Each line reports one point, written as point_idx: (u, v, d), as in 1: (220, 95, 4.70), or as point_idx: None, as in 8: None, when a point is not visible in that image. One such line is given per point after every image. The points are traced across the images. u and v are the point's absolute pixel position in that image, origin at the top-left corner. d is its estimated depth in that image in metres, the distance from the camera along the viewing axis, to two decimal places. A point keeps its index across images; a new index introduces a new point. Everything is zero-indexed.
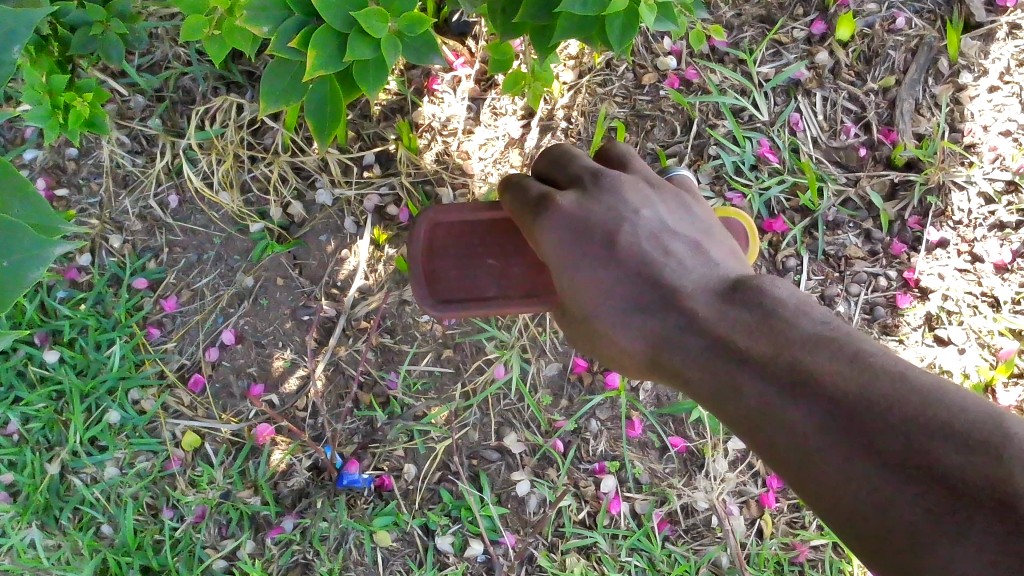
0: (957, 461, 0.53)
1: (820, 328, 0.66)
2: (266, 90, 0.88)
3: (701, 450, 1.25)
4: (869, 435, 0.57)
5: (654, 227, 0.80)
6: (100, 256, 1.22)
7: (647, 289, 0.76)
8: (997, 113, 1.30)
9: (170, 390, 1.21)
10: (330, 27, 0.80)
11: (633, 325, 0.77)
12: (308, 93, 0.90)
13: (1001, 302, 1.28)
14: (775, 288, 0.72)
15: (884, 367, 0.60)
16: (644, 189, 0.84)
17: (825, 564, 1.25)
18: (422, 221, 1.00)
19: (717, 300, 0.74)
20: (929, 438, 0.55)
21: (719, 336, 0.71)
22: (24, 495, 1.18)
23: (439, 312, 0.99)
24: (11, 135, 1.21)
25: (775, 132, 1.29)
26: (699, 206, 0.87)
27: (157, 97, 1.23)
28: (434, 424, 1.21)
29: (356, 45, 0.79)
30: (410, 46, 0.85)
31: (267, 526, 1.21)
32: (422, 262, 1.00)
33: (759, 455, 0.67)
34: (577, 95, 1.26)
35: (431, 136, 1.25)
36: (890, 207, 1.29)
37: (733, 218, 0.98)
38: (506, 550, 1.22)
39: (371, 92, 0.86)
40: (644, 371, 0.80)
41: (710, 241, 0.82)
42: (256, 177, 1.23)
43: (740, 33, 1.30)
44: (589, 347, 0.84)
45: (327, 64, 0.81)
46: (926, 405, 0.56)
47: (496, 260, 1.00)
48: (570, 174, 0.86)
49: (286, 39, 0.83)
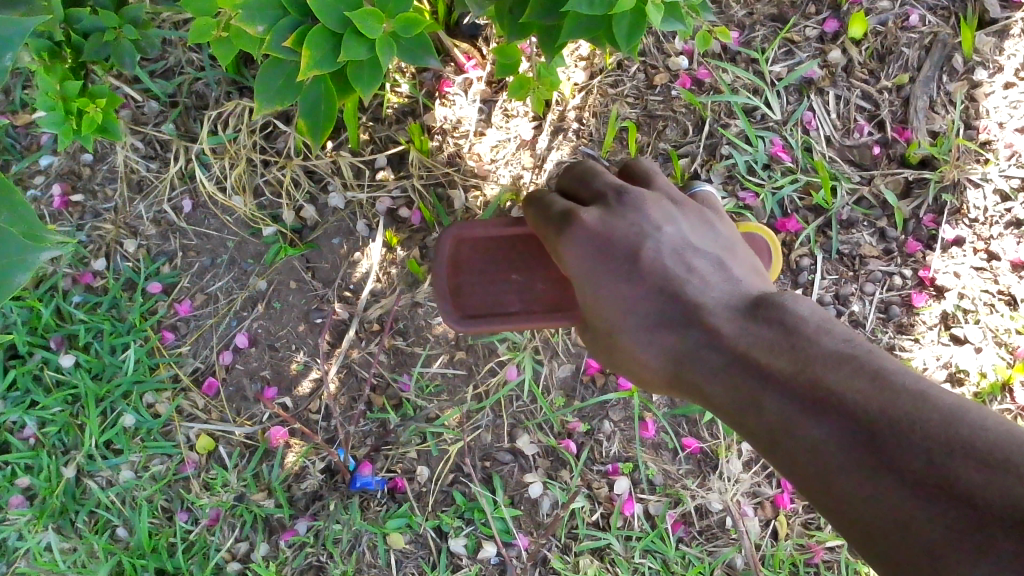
0: (978, 479, 0.52)
1: (842, 345, 0.66)
2: (260, 90, 0.87)
3: (715, 451, 1.24)
4: (891, 452, 0.57)
5: (675, 243, 0.80)
6: (115, 261, 1.23)
7: (667, 304, 0.76)
8: (1013, 110, 1.29)
9: (184, 394, 1.22)
10: (323, 28, 0.79)
11: (652, 341, 0.77)
12: (302, 94, 0.89)
13: (1017, 300, 1.26)
14: (797, 304, 0.72)
15: (906, 384, 0.60)
16: (666, 205, 0.84)
17: (841, 566, 1.24)
18: (447, 238, 1.01)
19: (738, 316, 0.73)
20: (950, 455, 0.54)
21: (740, 352, 0.71)
22: (40, 498, 1.19)
23: (466, 328, 0.98)
24: (27, 142, 1.23)
25: (787, 131, 1.29)
26: (722, 223, 0.87)
27: (171, 102, 1.25)
28: (447, 426, 1.22)
29: (351, 44, 0.79)
30: (406, 48, 0.84)
31: (281, 528, 1.21)
32: (447, 278, 1.01)
33: (781, 471, 0.66)
34: (588, 96, 1.26)
35: (442, 139, 1.25)
36: (905, 206, 1.28)
37: (756, 233, 0.98)
38: (519, 552, 1.21)
39: (366, 94, 0.85)
40: (665, 386, 0.80)
41: (731, 258, 0.82)
42: (268, 181, 1.24)
43: (751, 32, 1.30)
44: (609, 361, 0.84)
45: (321, 66, 0.80)
46: (947, 422, 0.56)
47: (520, 275, 1.00)
48: (593, 190, 0.86)
49: (281, 38, 0.82)
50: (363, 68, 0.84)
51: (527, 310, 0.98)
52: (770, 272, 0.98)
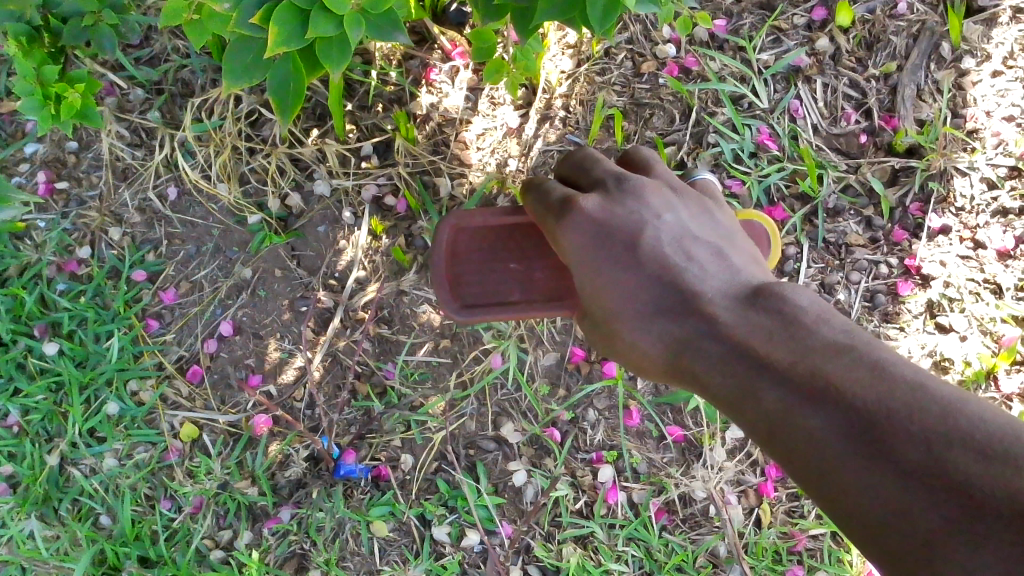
0: (976, 471, 0.53)
1: (840, 336, 0.67)
2: (227, 67, 0.86)
3: (698, 440, 1.24)
4: (888, 444, 0.57)
5: (676, 231, 0.80)
6: (99, 248, 1.22)
7: (666, 292, 0.76)
8: (1001, 98, 1.28)
9: (168, 381, 1.21)
10: (290, 4, 0.78)
11: (650, 329, 0.77)
12: (270, 70, 0.88)
13: (1003, 289, 1.26)
14: (797, 295, 0.72)
15: (904, 375, 0.60)
16: (666, 193, 0.84)
17: (824, 554, 1.23)
18: (445, 227, 1.01)
19: (739, 305, 0.73)
20: (949, 447, 0.55)
21: (738, 342, 0.70)
22: (24, 486, 1.19)
23: (463, 318, 0.98)
24: (11, 129, 1.22)
25: (774, 119, 1.28)
26: (721, 212, 0.87)
27: (157, 89, 1.24)
28: (431, 414, 1.21)
29: (319, 21, 0.78)
30: (376, 25, 0.83)
31: (264, 516, 1.21)
32: (445, 267, 1.01)
33: (777, 459, 0.67)
34: (575, 83, 1.26)
35: (428, 126, 1.25)
36: (892, 194, 1.27)
37: (755, 220, 0.97)
38: (502, 541, 1.21)
39: (335, 72, 0.84)
40: (662, 375, 0.79)
41: (731, 247, 0.82)
42: (254, 169, 1.23)
43: (740, 20, 1.29)
44: (606, 350, 0.84)
45: (290, 44, 0.79)
46: (946, 414, 0.56)
47: (518, 264, 1.00)
48: (593, 177, 0.86)
49: (248, 15, 0.80)
50: (333, 44, 0.83)
51: (525, 299, 0.98)
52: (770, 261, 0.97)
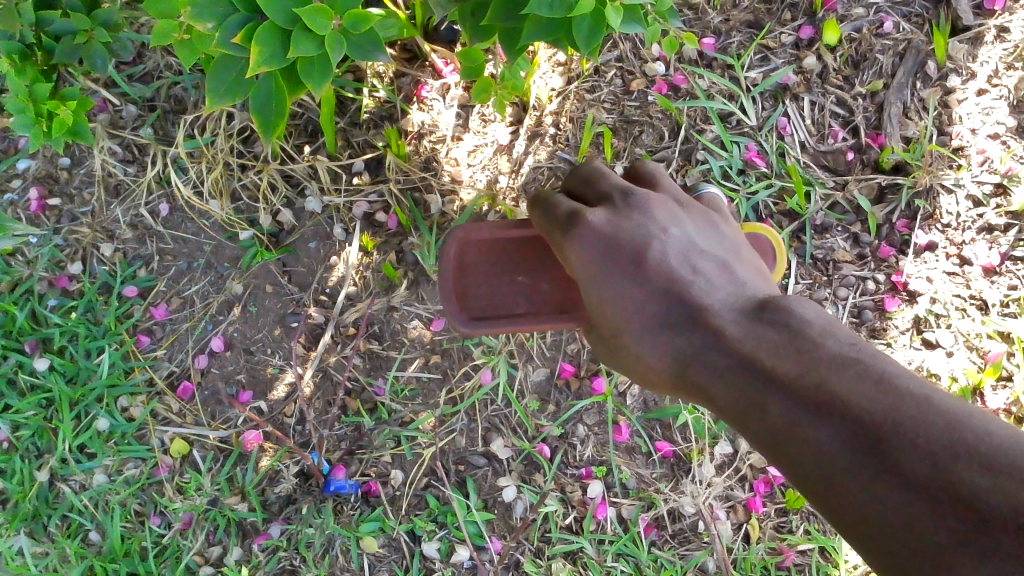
0: (983, 483, 0.53)
1: (847, 349, 0.67)
2: (210, 86, 0.87)
3: (688, 455, 1.24)
4: (895, 457, 0.58)
5: (682, 245, 0.81)
6: (91, 264, 1.23)
7: (672, 305, 0.77)
8: (986, 116, 1.30)
9: (159, 397, 1.22)
10: (272, 24, 0.79)
11: (657, 342, 0.77)
12: (253, 89, 0.89)
13: (989, 305, 1.27)
14: (803, 308, 0.73)
15: (910, 388, 0.61)
16: (672, 207, 0.85)
17: (812, 569, 1.24)
18: (453, 239, 1.01)
19: (745, 319, 0.74)
20: (954, 460, 0.55)
21: (745, 355, 0.71)
22: (13, 502, 1.19)
23: (471, 330, 1.00)
24: (4, 146, 1.23)
25: (762, 137, 1.29)
26: (728, 226, 0.87)
27: (149, 106, 1.25)
28: (421, 430, 1.22)
29: (301, 41, 0.79)
30: (357, 45, 0.85)
31: (254, 532, 1.21)
32: (452, 280, 1.01)
33: (784, 472, 0.67)
34: (565, 101, 1.27)
35: (419, 143, 1.25)
36: (878, 210, 1.29)
37: (761, 233, 0.97)
38: (491, 556, 1.21)
39: (316, 92, 0.84)
40: (668, 387, 0.80)
41: (737, 260, 0.83)
42: (245, 185, 1.23)
43: (728, 38, 1.31)
44: (614, 362, 0.84)
45: (269, 61, 0.80)
46: (952, 427, 0.57)
47: (526, 277, 1.00)
48: (599, 191, 0.87)
49: (230, 34, 0.81)
50: (315, 63, 0.84)
51: (532, 311, 0.98)
52: (776, 273, 0.98)
